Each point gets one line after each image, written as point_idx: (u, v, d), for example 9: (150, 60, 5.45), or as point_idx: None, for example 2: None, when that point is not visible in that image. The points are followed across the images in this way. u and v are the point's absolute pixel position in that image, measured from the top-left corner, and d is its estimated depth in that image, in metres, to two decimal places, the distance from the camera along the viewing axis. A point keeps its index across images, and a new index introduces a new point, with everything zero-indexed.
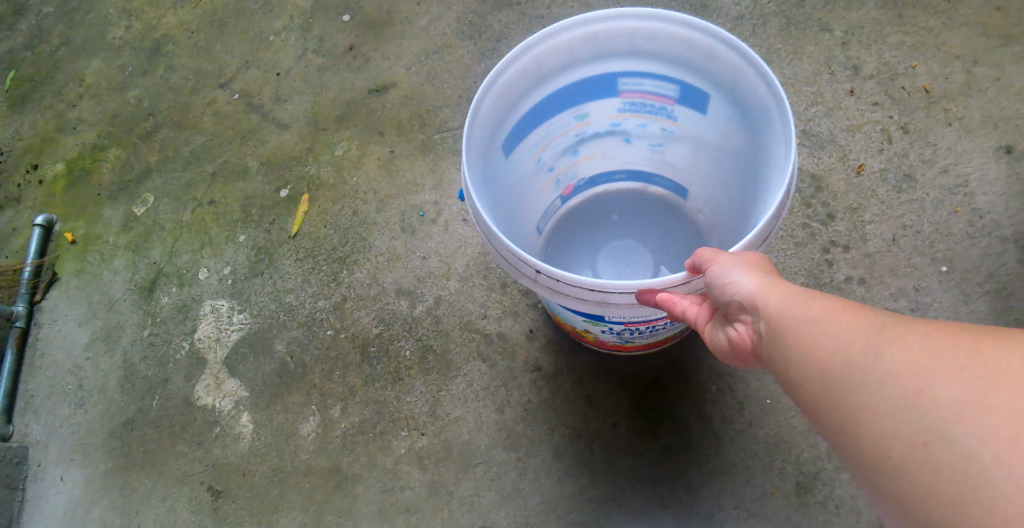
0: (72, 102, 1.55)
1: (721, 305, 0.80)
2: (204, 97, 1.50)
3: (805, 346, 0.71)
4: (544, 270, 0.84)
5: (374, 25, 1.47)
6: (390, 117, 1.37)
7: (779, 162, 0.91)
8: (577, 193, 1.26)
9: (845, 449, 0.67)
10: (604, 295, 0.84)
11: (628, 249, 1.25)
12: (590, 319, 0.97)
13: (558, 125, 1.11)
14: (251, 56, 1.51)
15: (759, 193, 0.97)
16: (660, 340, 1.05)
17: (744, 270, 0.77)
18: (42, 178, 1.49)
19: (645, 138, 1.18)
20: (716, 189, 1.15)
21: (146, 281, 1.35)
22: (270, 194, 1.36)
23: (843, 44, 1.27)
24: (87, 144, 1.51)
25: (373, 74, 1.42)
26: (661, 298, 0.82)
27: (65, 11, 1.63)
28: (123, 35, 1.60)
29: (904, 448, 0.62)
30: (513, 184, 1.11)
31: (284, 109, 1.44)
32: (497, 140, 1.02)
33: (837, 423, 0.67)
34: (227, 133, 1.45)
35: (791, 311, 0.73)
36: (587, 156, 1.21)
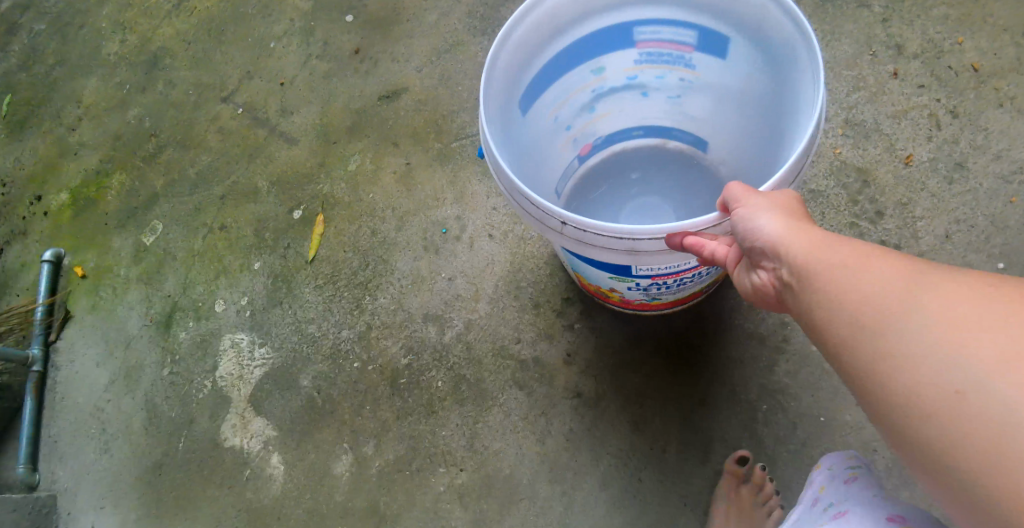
0: (73, 126, 1.61)
1: (749, 250, 0.74)
2: (208, 113, 1.47)
3: (833, 289, 0.66)
4: (569, 221, 0.81)
5: (380, 24, 1.40)
6: (403, 125, 1.29)
7: (806, 100, 0.85)
8: (595, 153, 1.20)
9: (870, 397, 0.63)
10: (633, 243, 0.81)
11: (650, 206, 1.21)
12: (616, 276, 0.94)
13: (574, 82, 1.05)
14: (252, 65, 1.48)
15: (787, 137, 0.92)
16: (688, 296, 1.03)
17: (772, 213, 0.72)
18: (48, 209, 1.56)
19: (663, 90, 1.11)
20: (740, 138, 1.10)
21: (162, 316, 1.35)
22: (282, 215, 1.31)
23: (884, 20, 1.19)
24: (91, 171, 1.55)
25: (382, 79, 1.35)
26: (690, 241, 0.78)
27: (58, 28, 1.73)
28: (118, 51, 1.65)
29: (937, 396, 0.58)
30: (531, 147, 1.05)
31: (292, 123, 1.38)
32: (513, 102, 0.96)
33: (861, 372, 0.63)
34: (234, 152, 1.41)
35: (819, 257, 0.67)
36: (604, 113, 1.14)
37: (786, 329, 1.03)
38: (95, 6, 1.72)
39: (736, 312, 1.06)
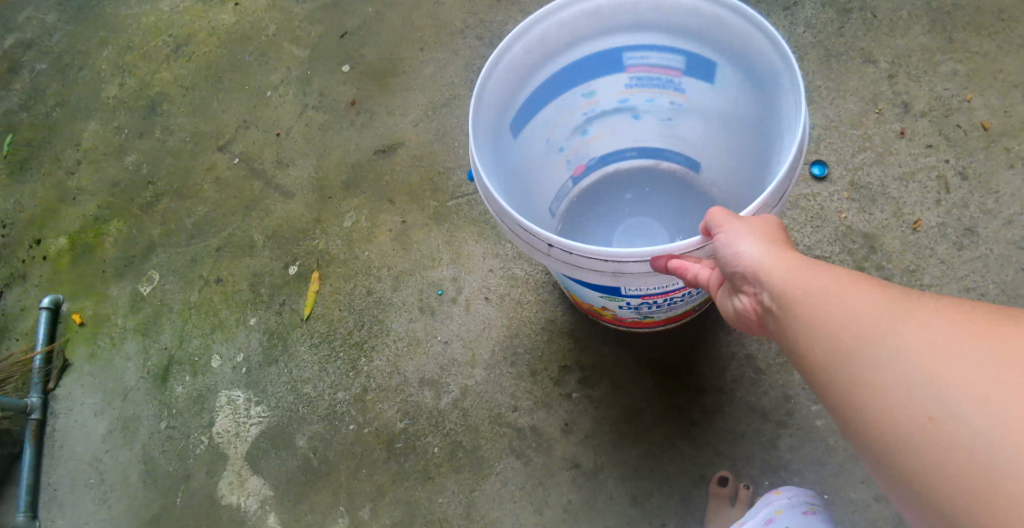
0: (72, 170, 1.63)
1: (729, 274, 0.78)
2: (203, 161, 1.49)
3: (812, 317, 0.68)
4: (557, 243, 0.84)
5: (376, 76, 1.42)
6: (400, 183, 1.28)
7: (789, 125, 0.90)
8: (590, 173, 1.25)
9: (849, 422, 0.64)
10: (618, 266, 0.85)
11: (643, 225, 1.25)
12: (607, 295, 0.96)
13: (565, 104, 1.10)
14: (250, 115, 1.50)
15: (773, 157, 0.96)
16: (679, 315, 1.05)
17: (752, 240, 0.76)
18: (46, 253, 1.55)
19: (654, 112, 1.16)
20: (728, 159, 1.13)
21: (159, 369, 1.34)
22: (279, 270, 1.31)
23: (890, 77, 1.17)
24: (87, 216, 1.56)
25: (379, 132, 1.35)
26: (675, 264, 0.81)
27: (60, 67, 1.75)
28: (117, 94, 1.69)
29: (916, 426, 0.59)
30: (523, 167, 1.11)
31: (287, 176, 1.38)
32: (505, 123, 1.02)
33: (840, 396, 0.65)
34: (231, 203, 1.41)
35: (797, 283, 0.70)
36: (597, 134, 1.19)
37: (788, 403, 1.02)
38: (95, 48, 1.76)
39: (738, 384, 1.05)
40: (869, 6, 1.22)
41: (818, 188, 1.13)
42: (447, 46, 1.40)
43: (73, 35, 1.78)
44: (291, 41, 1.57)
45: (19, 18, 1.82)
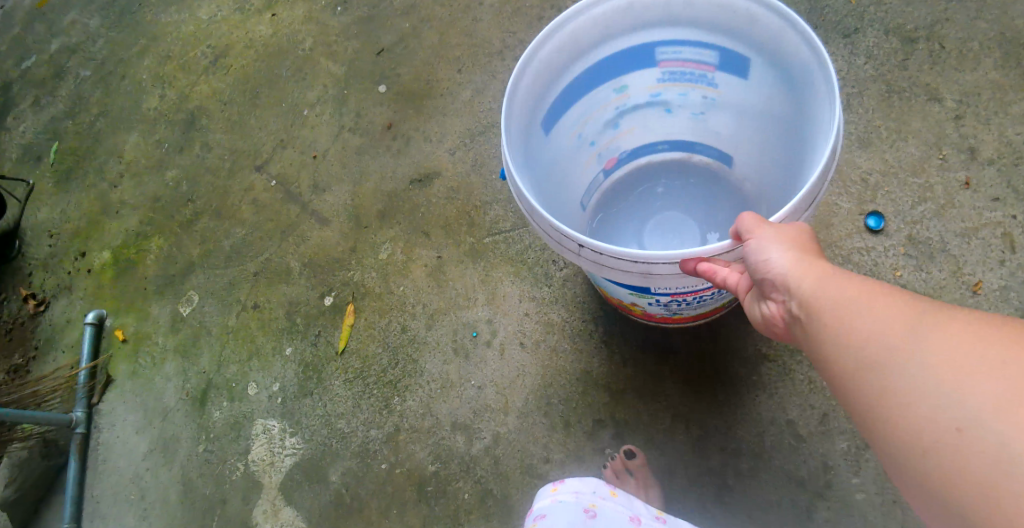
0: (115, 182, 1.66)
1: (758, 279, 0.78)
2: (241, 182, 1.49)
3: (839, 324, 0.68)
4: (587, 244, 0.84)
5: (413, 96, 1.38)
6: (435, 215, 1.25)
7: (825, 124, 0.86)
8: (621, 166, 1.24)
9: (874, 431, 0.65)
10: (648, 266, 0.84)
11: (674, 219, 1.24)
12: (636, 291, 0.97)
13: (596, 100, 1.08)
14: (286, 134, 1.49)
15: (807, 156, 0.93)
16: (708, 311, 1.05)
17: (782, 248, 0.75)
18: (90, 266, 1.59)
19: (686, 107, 1.13)
20: (762, 155, 1.11)
21: (198, 392, 1.35)
22: (314, 300, 1.30)
23: (956, 117, 1.10)
24: (129, 231, 1.59)
25: (414, 160, 1.31)
26: (704, 267, 0.82)
27: (102, 75, 1.76)
28: (157, 105, 1.71)
29: (937, 432, 0.60)
30: (554, 164, 1.09)
31: (324, 201, 1.37)
32: (535, 123, 1.00)
33: (866, 404, 0.65)
34: (267, 227, 1.41)
35: (826, 292, 0.70)
36: (629, 128, 1.17)
37: (826, 474, 1.01)
38: (136, 55, 1.77)
39: (775, 449, 1.03)
40: (937, 36, 1.14)
41: (872, 242, 1.07)
42: (486, 68, 1.34)
43: (116, 41, 1.79)
44: (327, 56, 1.54)
45: (63, 21, 1.83)
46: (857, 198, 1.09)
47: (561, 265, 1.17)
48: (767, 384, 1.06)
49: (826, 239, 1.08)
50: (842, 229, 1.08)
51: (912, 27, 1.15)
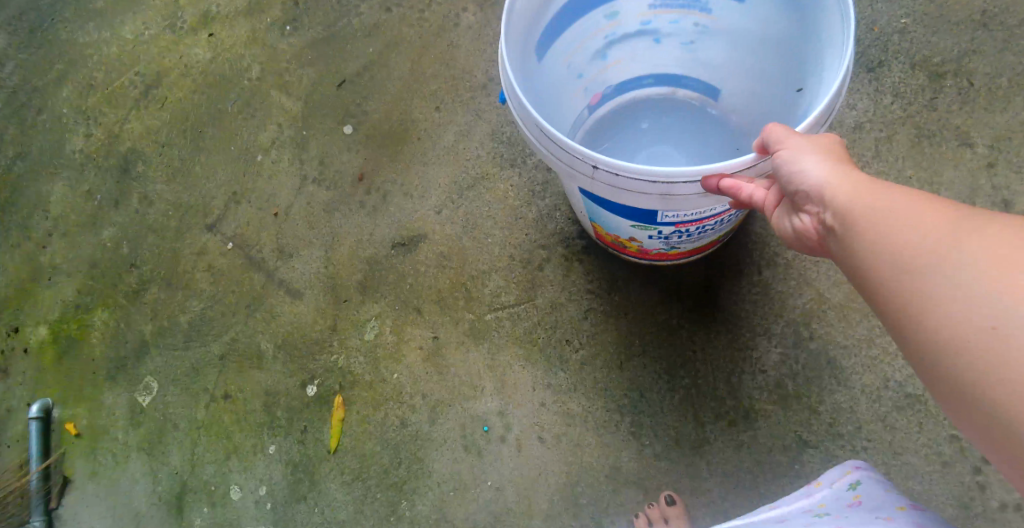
0: (43, 243, 1.43)
1: (788, 191, 0.72)
2: (192, 244, 1.30)
3: (873, 230, 0.63)
4: (603, 164, 0.74)
5: (386, 141, 1.19)
6: (426, 289, 1.09)
7: (832, 42, 0.81)
8: (605, 102, 1.11)
9: (903, 334, 0.61)
10: (668, 187, 0.76)
11: (660, 157, 1.13)
12: (638, 224, 0.87)
13: (585, 24, 0.97)
14: (240, 186, 1.28)
15: (812, 78, 0.87)
16: (705, 246, 0.97)
17: (817, 156, 0.69)
18: (26, 344, 1.38)
19: (676, 36, 1.03)
20: (754, 85, 1.02)
21: (172, 496, 1.20)
22: (295, 389, 1.14)
23: (990, 165, 1.00)
24: (67, 304, 1.39)
25: (395, 220, 1.13)
26: (727, 184, 0.73)
27: (15, 109, 1.51)
28: (84, 147, 1.47)
29: (969, 330, 0.56)
30: (541, 95, 0.97)
31: (292, 270, 1.19)
32: (523, 48, 0.88)
33: (896, 308, 0.61)
34: (229, 300, 1.23)
35: (863, 199, 0.65)
36: (615, 59, 1.06)
37: None
38: (52, 85, 1.51)
39: None
40: (966, 71, 1.04)
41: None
42: (469, 107, 1.16)
43: (27, 66, 1.53)
44: (279, 88, 1.32)
45: None
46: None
47: (577, 346, 1.02)
48: (810, 473, 0.94)
49: (864, 307, 0.96)
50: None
51: (939, 60, 1.05)
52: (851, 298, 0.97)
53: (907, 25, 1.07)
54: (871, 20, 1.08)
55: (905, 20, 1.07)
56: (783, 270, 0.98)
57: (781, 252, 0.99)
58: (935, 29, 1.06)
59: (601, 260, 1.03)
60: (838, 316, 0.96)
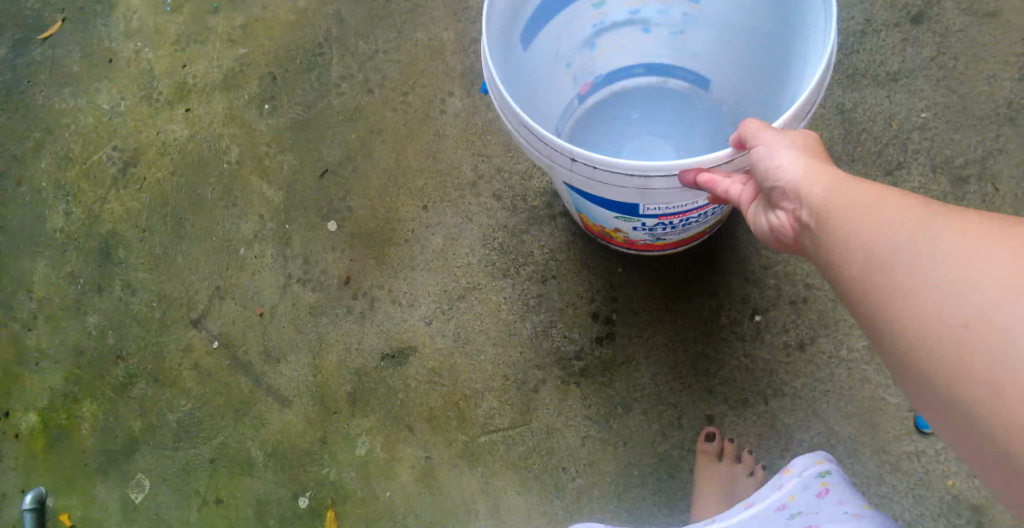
0: (27, 324, 1.37)
1: (764, 187, 0.72)
2: (177, 339, 1.27)
3: (846, 226, 0.64)
4: (580, 158, 0.74)
5: (373, 242, 1.15)
6: (416, 406, 1.08)
7: (813, 38, 0.80)
8: (596, 91, 1.14)
9: (874, 329, 0.62)
10: (644, 181, 0.75)
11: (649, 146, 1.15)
12: (621, 216, 0.88)
13: (574, 15, 0.99)
14: (223, 281, 1.25)
15: (795, 67, 0.87)
16: (690, 238, 0.99)
17: (793, 154, 0.70)
18: (16, 431, 1.34)
19: (665, 25, 1.06)
20: (741, 75, 1.04)
21: None
22: (287, 499, 1.13)
23: None
24: (55, 390, 1.34)
25: (383, 329, 1.11)
26: (705, 179, 0.74)
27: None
28: (64, 226, 1.39)
29: (942, 323, 0.57)
30: (532, 83, 1.00)
31: (279, 374, 1.17)
32: (515, 37, 0.92)
33: (867, 302, 0.62)
34: (217, 401, 1.21)
35: (837, 198, 0.66)
36: (605, 49, 1.08)
37: None
38: (30, 154, 1.42)
39: None
40: (990, 176, 0.98)
41: (922, 444, 0.94)
42: (459, 207, 1.11)
43: (3, 131, 1.43)
44: (259, 174, 1.27)
45: None
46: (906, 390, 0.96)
47: (573, 473, 1.01)
48: None
49: (873, 442, 0.95)
50: (890, 430, 0.95)
51: (962, 161, 0.99)
52: (862, 431, 0.96)
53: (926, 120, 1.00)
54: (889, 115, 1.01)
55: (925, 115, 1.00)
56: (792, 402, 0.97)
57: (788, 381, 0.98)
58: (958, 124, 1.00)
59: (600, 384, 1.02)
60: (847, 452, 0.96)
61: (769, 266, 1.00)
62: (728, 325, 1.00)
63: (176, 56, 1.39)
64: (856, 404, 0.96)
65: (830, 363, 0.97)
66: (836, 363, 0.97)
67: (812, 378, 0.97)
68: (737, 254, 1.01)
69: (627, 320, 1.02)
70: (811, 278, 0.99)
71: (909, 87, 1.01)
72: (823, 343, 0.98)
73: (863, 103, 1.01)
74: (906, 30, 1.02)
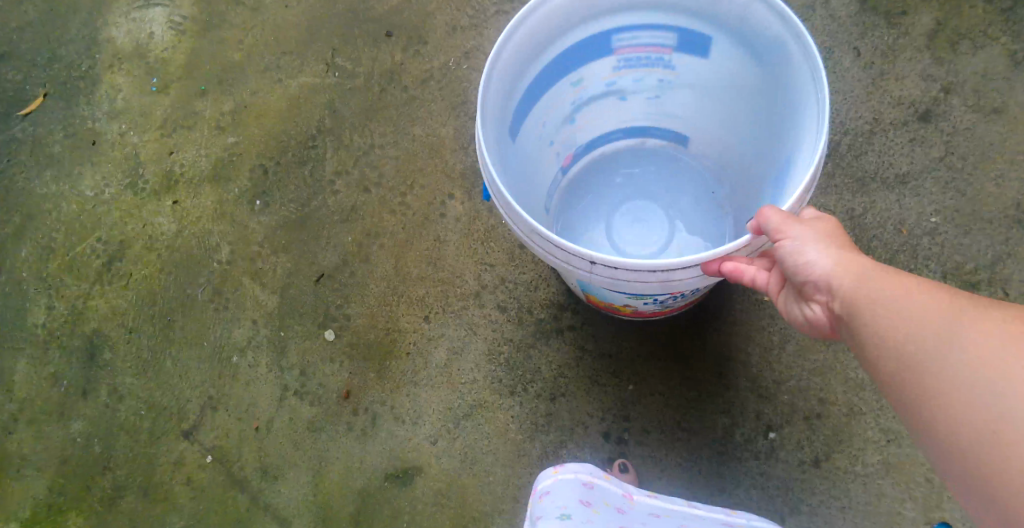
0: (8, 427, 1.26)
1: (794, 278, 0.71)
2: (168, 450, 1.20)
3: (877, 322, 0.63)
4: (600, 260, 0.70)
5: (371, 355, 1.14)
6: (423, 527, 1.07)
7: (811, 109, 0.75)
8: (577, 161, 1.04)
9: (916, 427, 0.61)
10: (668, 274, 0.72)
11: (638, 208, 1.06)
12: (633, 297, 0.84)
13: (552, 97, 0.91)
14: (215, 391, 1.20)
15: (787, 135, 0.82)
16: (695, 298, 0.98)
17: (820, 245, 0.68)
18: None
19: (641, 92, 0.97)
20: (724, 133, 0.97)
21: None
22: None
23: None
24: (39, 502, 1.22)
25: (386, 446, 1.11)
26: (729, 269, 0.73)
27: None
28: (46, 322, 1.28)
29: (972, 425, 0.57)
30: (520, 174, 0.91)
31: (278, 492, 1.13)
32: (500, 132, 0.83)
33: (906, 401, 0.61)
34: (212, 518, 1.16)
35: (867, 289, 0.64)
36: (583, 121, 0.99)
37: None
38: (8, 242, 1.31)
39: None
40: (1000, 279, 1.03)
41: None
42: (461, 318, 1.13)
43: None
44: (250, 277, 1.22)
45: None
46: (922, 503, 0.99)
47: None
48: None
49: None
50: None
51: (972, 266, 1.04)
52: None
53: (937, 224, 1.06)
54: (898, 220, 1.06)
55: (935, 218, 1.06)
56: (810, 518, 1.00)
57: (805, 498, 1.01)
58: (969, 228, 1.05)
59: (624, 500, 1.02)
60: None
61: (784, 382, 1.04)
62: (742, 443, 1.04)
63: (162, 141, 1.31)
64: (876, 518, 0.99)
65: (848, 479, 1.00)
66: (852, 478, 1.00)
67: (830, 495, 1.00)
68: (750, 368, 1.05)
69: (639, 439, 1.05)
70: (824, 393, 1.03)
71: (918, 190, 1.07)
72: (838, 459, 1.01)
73: (874, 208, 1.07)
74: (914, 130, 1.09)
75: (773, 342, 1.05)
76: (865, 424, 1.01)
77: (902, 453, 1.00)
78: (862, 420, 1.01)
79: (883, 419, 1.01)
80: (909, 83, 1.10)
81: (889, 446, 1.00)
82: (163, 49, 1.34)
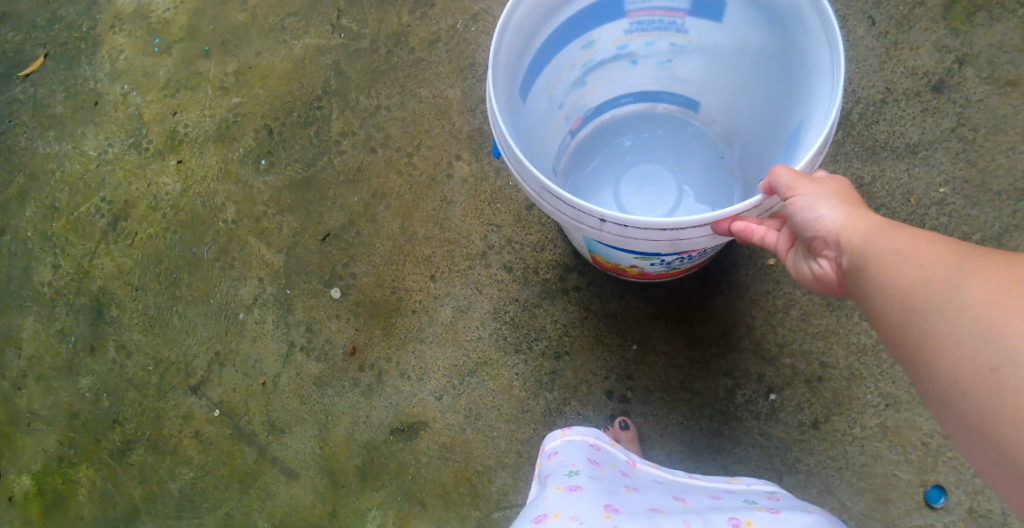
0: (16, 382, 1.27)
1: (804, 236, 0.72)
2: (175, 405, 1.21)
3: (884, 273, 0.64)
4: (610, 218, 0.71)
5: (379, 313, 1.15)
6: (428, 481, 1.09)
7: (826, 76, 0.75)
8: (586, 125, 1.04)
9: (917, 374, 0.61)
10: (677, 233, 0.72)
11: (646, 173, 1.06)
12: (640, 256, 0.85)
13: (564, 60, 0.90)
14: (222, 347, 1.21)
15: (799, 101, 0.82)
16: (702, 261, 0.99)
17: (830, 202, 0.69)
18: (11, 495, 1.25)
19: (652, 56, 0.97)
20: (734, 99, 0.97)
21: None
22: None
23: None
24: (49, 454, 1.25)
25: (392, 402, 1.12)
26: (739, 229, 0.73)
27: None
28: (53, 280, 1.29)
29: (972, 370, 0.56)
30: (530, 137, 0.91)
31: (286, 446, 1.15)
32: (512, 93, 0.83)
33: (908, 348, 0.61)
34: (220, 471, 1.18)
35: (874, 243, 0.65)
36: (593, 85, 0.99)
37: None
38: (14, 203, 1.32)
39: None
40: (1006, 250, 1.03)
41: (932, 519, 0.99)
42: (467, 278, 1.14)
43: None
44: (257, 235, 1.22)
45: None
46: (917, 466, 1.00)
47: None
48: None
49: (886, 518, 1.00)
50: (901, 505, 1.00)
51: (979, 237, 1.04)
52: (871, 507, 1.00)
53: (946, 194, 1.06)
54: (907, 189, 1.07)
55: (944, 189, 1.06)
56: (806, 479, 1.02)
57: (803, 458, 1.02)
58: (977, 199, 1.05)
59: None
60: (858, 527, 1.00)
61: (785, 345, 1.05)
62: (743, 403, 1.05)
63: (165, 102, 1.31)
64: (869, 480, 1.01)
65: (844, 441, 1.02)
66: (850, 440, 1.02)
67: (826, 456, 1.02)
68: (752, 331, 1.06)
69: (642, 398, 1.07)
70: (826, 357, 1.04)
71: (928, 160, 1.07)
72: (837, 421, 1.03)
73: (882, 176, 1.07)
74: (927, 101, 1.08)
75: (776, 306, 1.06)
76: (863, 389, 1.03)
77: (898, 418, 1.02)
78: (861, 385, 1.03)
79: (884, 384, 1.03)
80: (922, 54, 1.09)
81: (885, 410, 1.02)
82: (164, 10, 1.33)
